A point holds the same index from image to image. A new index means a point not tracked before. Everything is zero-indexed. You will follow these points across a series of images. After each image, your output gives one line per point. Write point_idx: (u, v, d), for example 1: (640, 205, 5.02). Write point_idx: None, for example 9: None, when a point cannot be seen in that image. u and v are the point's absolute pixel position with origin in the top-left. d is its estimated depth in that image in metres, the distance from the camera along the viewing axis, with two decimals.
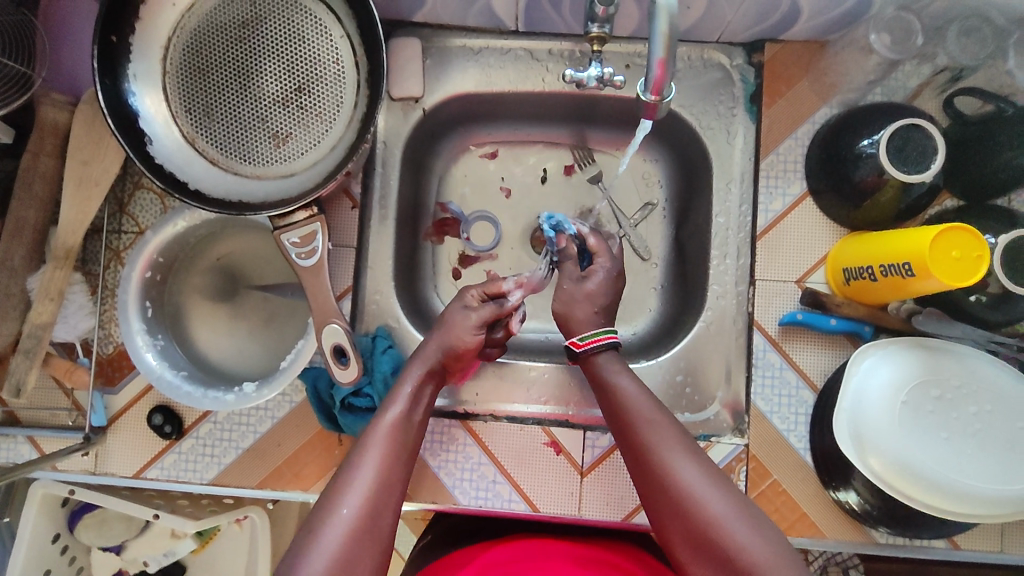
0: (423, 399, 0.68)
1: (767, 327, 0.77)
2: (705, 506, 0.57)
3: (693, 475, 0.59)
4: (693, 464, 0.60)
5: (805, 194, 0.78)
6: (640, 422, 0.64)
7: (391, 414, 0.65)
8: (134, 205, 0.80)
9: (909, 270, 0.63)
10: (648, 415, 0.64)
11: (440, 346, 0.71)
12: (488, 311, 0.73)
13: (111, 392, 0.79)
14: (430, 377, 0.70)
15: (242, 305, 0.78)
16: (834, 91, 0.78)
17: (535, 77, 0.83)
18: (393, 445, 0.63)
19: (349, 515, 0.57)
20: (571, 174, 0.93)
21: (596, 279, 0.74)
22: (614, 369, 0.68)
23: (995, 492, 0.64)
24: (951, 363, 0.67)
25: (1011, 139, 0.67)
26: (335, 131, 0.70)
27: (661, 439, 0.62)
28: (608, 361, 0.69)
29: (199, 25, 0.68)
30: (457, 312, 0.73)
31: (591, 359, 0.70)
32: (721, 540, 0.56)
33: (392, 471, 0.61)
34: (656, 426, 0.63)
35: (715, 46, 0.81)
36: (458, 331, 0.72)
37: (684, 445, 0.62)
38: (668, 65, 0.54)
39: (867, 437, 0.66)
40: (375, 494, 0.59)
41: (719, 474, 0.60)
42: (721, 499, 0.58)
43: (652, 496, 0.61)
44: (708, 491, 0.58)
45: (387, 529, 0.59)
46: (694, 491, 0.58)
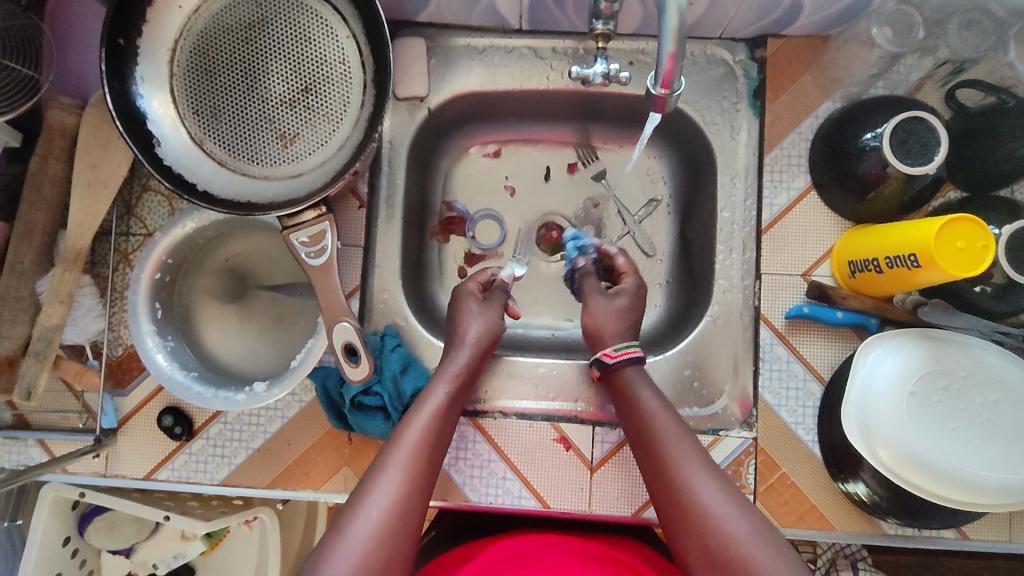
0: (457, 401, 0.69)
1: (773, 321, 0.77)
2: (726, 526, 0.56)
3: (715, 494, 0.58)
4: (716, 483, 0.59)
5: (809, 187, 0.79)
6: (666, 439, 0.63)
7: (424, 413, 0.65)
8: (142, 207, 0.81)
9: (915, 262, 0.63)
10: (674, 433, 0.63)
11: (473, 344, 0.72)
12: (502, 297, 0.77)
13: (121, 394, 0.80)
14: (464, 377, 0.70)
15: (250, 306, 0.78)
16: (837, 85, 0.78)
17: (539, 75, 0.84)
18: (424, 444, 0.63)
19: (378, 516, 0.57)
20: (575, 172, 0.94)
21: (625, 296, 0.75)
22: (639, 383, 0.68)
23: (1002, 481, 0.64)
24: (958, 354, 0.68)
25: (1012, 130, 0.68)
26: (341, 131, 0.71)
27: (685, 457, 0.61)
28: (634, 376, 0.69)
29: (206, 27, 0.68)
30: (472, 303, 0.76)
31: (615, 372, 0.70)
32: (742, 562, 0.54)
33: (423, 473, 0.61)
34: (681, 446, 0.62)
35: (718, 41, 0.82)
36: (490, 321, 0.74)
37: (706, 466, 0.61)
38: (677, 59, 0.55)
39: (875, 428, 0.67)
40: (405, 496, 0.59)
41: (742, 498, 0.59)
42: (743, 520, 0.57)
43: (671, 513, 0.60)
44: (730, 511, 0.57)
45: (415, 532, 0.59)
46: (716, 510, 0.57)
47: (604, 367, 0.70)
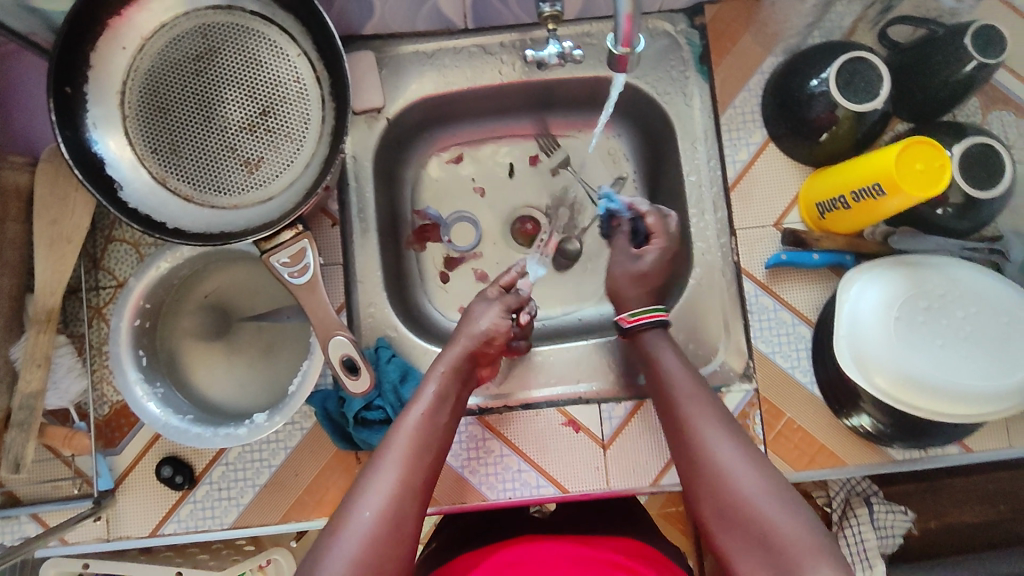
0: (450, 398, 0.67)
1: (754, 273, 0.79)
2: (742, 486, 0.58)
3: (735, 457, 0.60)
4: (735, 445, 0.60)
5: (766, 141, 0.81)
6: (686, 402, 0.65)
7: (414, 415, 0.65)
8: (109, 259, 0.80)
9: (880, 191, 0.65)
10: (692, 395, 0.65)
11: (465, 340, 0.71)
12: (512, 298, 0.75)
13: (113, 453, 0.77)
14: (455, 373, 0.69)
15: (237, 340, 0.77)
16: (777, 40, 0.82)
17: (491, 70, 0.85)
18: (414, 447, 0.62)
19: (369, 517, 0.57)
20: (538, 163, 0.95)
21: (648, 261, 0.75)
22: (660, 347, 0.71)
23: (993, 389, 0.67)
24: (934, 275, 0.70)
25: (945, 57, 0.72)
26: (306, 149, 0.70)
27: (704, 423, 0.63)
28: (653, 339, 0.72)
29: (152, 64, 0.67)
30: (478, 303, 0.75)
31: (637, 335, 0.73)
32: (756, 521, 0.56)
33: (416, 473, 0.60)
34: (702, 414, 0.64)
35: (658, 15, 0.84)
36: (494, 321, 0.72)
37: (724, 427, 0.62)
38: (634, 19, 0.56)
39: (867, 355, 0.69)
40: (396, 495, 0.58)
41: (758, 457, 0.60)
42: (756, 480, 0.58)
43: (687, 473, 0.62)
44: (744, 469, 0.59)
45: (411, 530, 0.58)
46: (730, 472, 0.59)
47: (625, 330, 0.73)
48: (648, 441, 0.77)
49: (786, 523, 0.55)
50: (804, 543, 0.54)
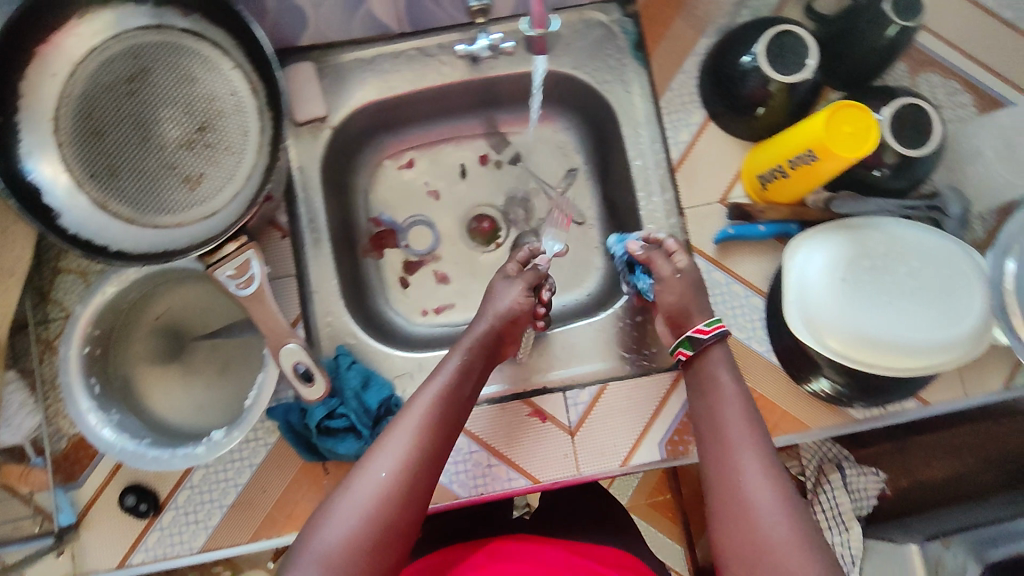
0: (473, 372, 0.71)
1: (705, 250, 0.80)
2: (765, 525, 0.58)
3: (766, 495, 0.60)
4: (769, 484, 0.61)
5: (706, 120, 0.82)
6: (734, 431, 0.65)
7: (437, 385, 0.68)
8: (56, 291, 0.78)
9: (812, 156, 0.67)
10: (741, 427, 0.66)
11: (493, 318, 0.74)
12: (531, 274, 0.79)
13: (74, 488, 0.75)
14: (480, 349, 0.73)
15: (191, 361, 0.76)
16: (708, 21, 0.83)
17: (432, 72, 0.86)
18: (434, 418, 0.65)
19: (384, 478, 0.61)
20: (489, 162, 0.96)
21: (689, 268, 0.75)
22: (722, 368, 0.71)
23: (942, 338, 0.69)
24: (874, 236, 0.73)
25: (867, 24, 0.74)
26: (247, 160, 0.71)
27: (758, 483, 0.61)
28: (717, 354, 0.71)
29: (84, 89, 0.65)
30: (499, 281, 0.79)
31: (705, 350, 0.71)
32: (772, 558, 0.57)
33: (432, 443, 0.64)
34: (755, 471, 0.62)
35: (591, 7, 0.86)
36: (514, 298, 0.76)
37: (765, 463, 0.62)
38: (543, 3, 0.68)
39: (813, 314, 0.71)
40: (410, 461, 0.62)
41: (792, 498, 0.60)
42: (782, 521, 0.58)
43: (718, 504, 0.62)
44: (773, 508, 0.59)
45: (421, 498, 0.62)
46: (756, 508, 0.59)
47: (699, 346, 0.71)
48: (615, 424, 0.77)
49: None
50: None
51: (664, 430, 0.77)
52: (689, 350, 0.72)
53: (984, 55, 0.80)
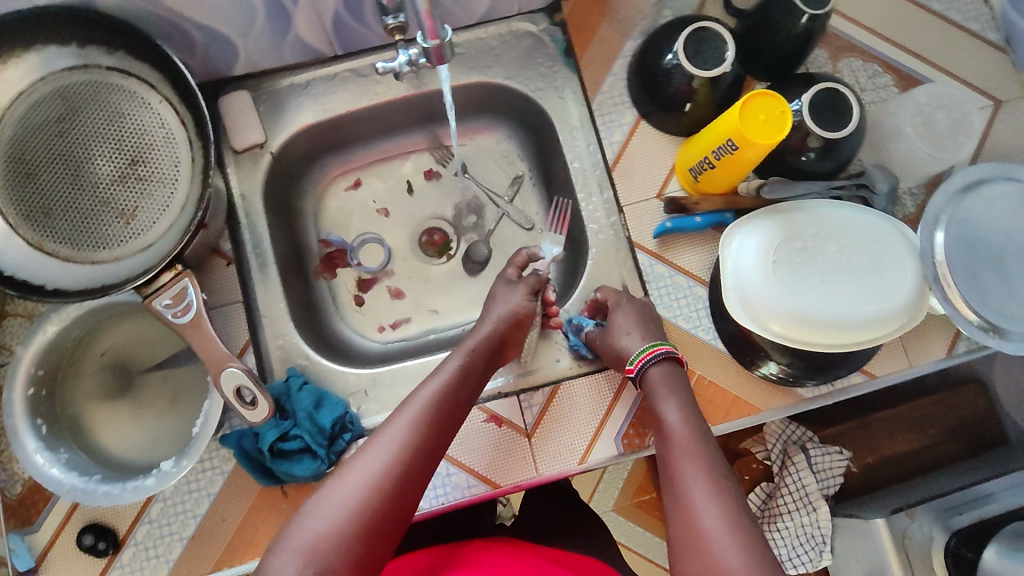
0: (473, 372, 0.71)
1: (646, 245, 0.81)
2: (722, 562, 0.53)
3: (719, 526, 0.55)
4: (722, 514, 0.56)
5: (638, 119, 0.84)
6: (683, 463, 0.61)
7: (435, 382, 0.68)
8: (3, 335, 0.78)
9: (734, 145, 0.69)
10: (690, 457, 0.62)
11: (496, 320, 0.75)
12: (532, 280, 0.80)
13: (32, 532, 0.75)
14: (484, 349, 0.73)
15: (142, 394, 0.76)
16: (632, 24, 0.85)
17: (367, 92, 0.87)
18: (431, 414, 0.65)
19: (376, 468, 0.60)
20: (435, 176, 0.97)
21: (623, 316, 0.75)
22: (663, 395, 0.69)
23: (879, 310, 0.71)
24: (806, 220, 0.74)
25: (781, 14, 0.76)
26: (180, 190, 0.71)
27: (711, 516, 0.56)
28: (658, 377, 0.70)
29: (14, 133, 0.66)
30: (502, 286, 0.80)
31: (647, 376, 0.71)
32: None
33: (427, 441, 0.63)
34: (723, 538, 0.54)
35: (520, 17, 0.88)
36: (517, 301, 0.77)
37: (717, 494, 0.57)
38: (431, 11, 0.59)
39: (751, 296, 0.72)
40: (405, 455, 0.61)
41: (747, 529, 0.55)
42: (736, 554, 0.53)
43: (676, 542, 0.57)
44: (728, 541, 0.54)
45: (410, 496, 0.61)
46: (710, 542, 0.54)
47: (637, 377, 0.72)
48: (571, 423, 0.78)
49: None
50: None
51: (619, 425, 0.77)
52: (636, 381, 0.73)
53: (899, 36, 0.83)
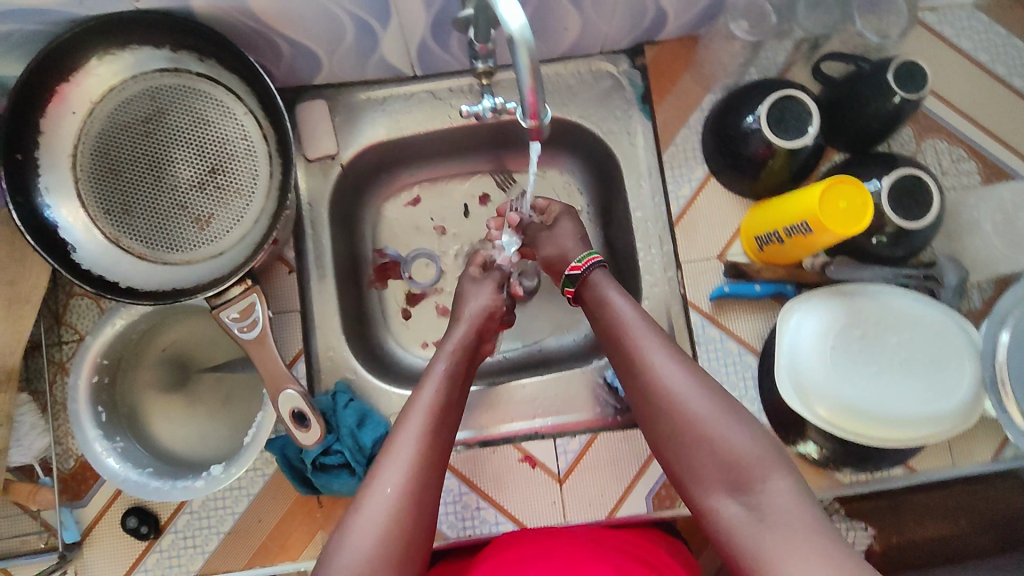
0: (459, 377, 0.73)
1: (701, 305, 0.81)
2: (693, 412, 0.62)
3: (682, 382, 0.64)
4: (682, 372, 0.65)
5: (708, 176, 0.83)
6: (639, 336, 0.69)
7: (427, 395, 0.69)
8: (71, 314, 0.81)
9: (808, 228, 0.68)
10: (642, 329, 0.69)
11: (469, 320, 0.78)
12: (497, 275, 0.84)
13: (80, 506, 0.79)
14: (464, 352, 0.76)
15: (196, 390, 0.79)
16: (714, 79, 0.84)
17: (441, 115, 0.87)
18: (431, 422, 0.67)
19: (392, 494, 0.61)
20: (487, 203, 0.97)
21: (564, 224, 0.82)
22: (608, 287, 0.74)
23: (922, 412, 0.71)
24: (868, 305, 0.74)
25: (871, 91, 0.74)
26: (256, 204, 0.72)
27: (675, 376, 0.64)
28: (601, 276, 0.76)
29: (103, 128, 0.69)
30: (469, 285, 0.83)
31: (587, 279, 0.76)
32: (707, 437, 0.60)
33: (436, 444, 0.66)
34: (688, 390, 0.63)
35: (600, 57, 0.86)
36: (486, 298, 0.80)
37: (673, 357, 0.66)
38: (539, 92, 0.50)
39: (803, 380, 0.72)
40: (417, 469, 0.63)
41: (703, 378, 0.64)
42: (703, 401, 0.62)
43: (646, 406, 0.66)
44: (692, 392, 0.63)
45: (430, 502, 0.63)
46: (680, 398, 0.63)
47: (577, 280, 0.77)
48: (603, 474, 0.80)
49: (778, 482, 0.56)
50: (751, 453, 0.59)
51: (651, 485, 0.79)
52: (573, 288, 0.78)
53: (987, 124, 0.81)
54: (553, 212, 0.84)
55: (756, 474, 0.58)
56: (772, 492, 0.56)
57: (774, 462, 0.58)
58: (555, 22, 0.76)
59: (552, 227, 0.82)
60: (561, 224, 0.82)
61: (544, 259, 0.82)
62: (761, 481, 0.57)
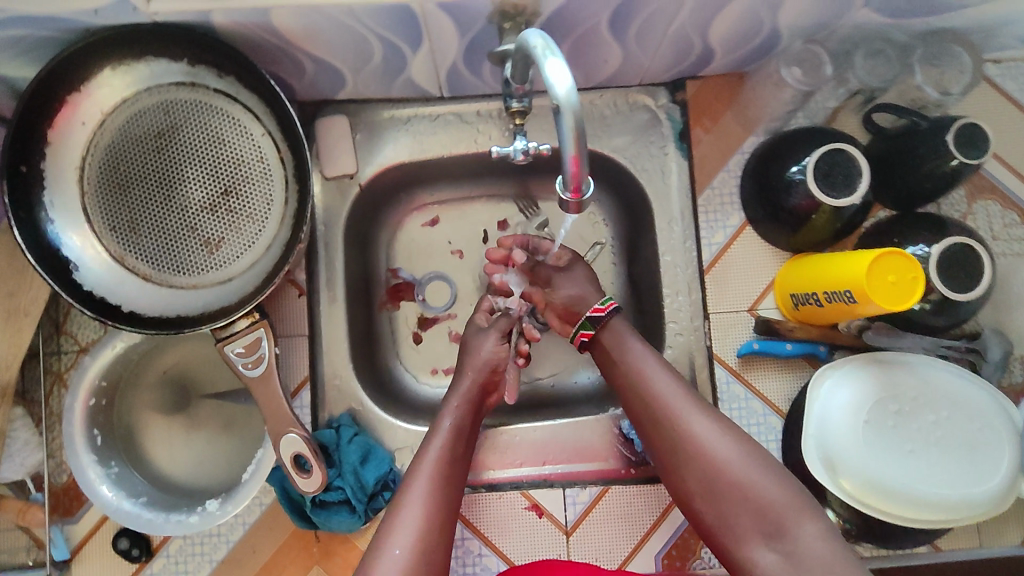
0: (465, 430, 0.72)
1: (727, 360, 0.78)
2: (724, 460, 0.61)
3: (709, 430, 0.63)
4: (708, 419, 0.64)
5: (744, 224, 0.79)
6: (660, 386, 0.67)
7: (433, 450, 0.68)
8: (72, 324, 0.78)
9: (851, 297, 0.64)
10: (661, 376, 0.68)
11: (473, 373, 0.76)
12: (503, 322, 0.80)
13: (71, 523, 0.76)
14: (468, 405, 0.74)
15: (196, 415, 0.76)
16: (759, 121, 0.79)
17: (466, 139, 0.83)
18: (439, 477, 0.66)
19: (401, 555, 0.59)
20: (506, 228, 0.91)
21: (580, 267, 0.79)
22: (626, 335, 0.72)
23: (959, 495, 0.67)
24: (906, 378, 0.70)
25: (928, 149, 0.69)
26: (268, 230, 0.69)
27: (701, 424, 0.63)
28: (620, 324, 0.73)
29: (112, 140, 0.65)
30: (475, 334, 0.80)
31: (608, 326, 0.73)
32: (738, 486, 0.60)
33: (443, 502, 0.65)
34: (716, 437, 0.62)
35: (639, 89, 0.81)
36: (490, 349, 0.77)
37: (696, 405, 0.65)
38: (582, 161, 0.47)
39: (833, 455, 0.69)
40: (425, 530, 0.62)
41: (729, 424, 0.64)
42: (732, 448, 0.62)
43: (671, 454, 0.64)
44: (720, 439, 0.62)
45: (440, 564, 0.61)
46: (708, 446, 0.62)
47: (597, 322, 0.73)
48: (612, 529, 0.77)
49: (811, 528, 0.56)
50: (783, 501, 0.58)
51: (661, 544, 0.77)
52: (591, 330, 0.73)
53: None
54: (562, 255, 0.79)
55: (791, 523, 0.57)
56: (807, 540, 0.55)
57: (808, 510, 0.57)
58: (595, 54, 0.71)
59: (565, 271, 0.79)
60: (574, 269, 0.79)
61: (562, 302, 0.78)
62: (795, 527, 0.56)
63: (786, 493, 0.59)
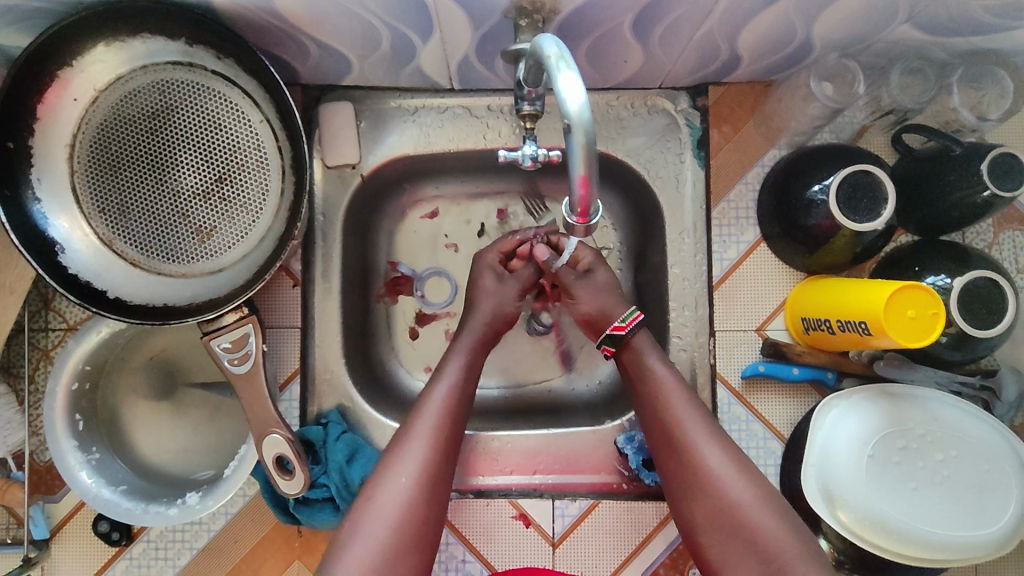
0: (473, 374, 0.71)
1: (730, 379, 0.75)
2: (733, 498, 0.60)
3: (722, 463, 0.61)
4: (723, 452, 0.62)
5: (758, 240, 0.76)
6: (677, 410, 0.65)
7: (441, 387, 0.68)
8: (60, 301, 0.76)
9: (866, 329, 0.61)
10: (680, 399, 0.66)
11: (484, 320, 0.74)
12: (524, 275, 0.77)
13: (52, 502, 0.75)
14: (478, 348, 0.73)
15: (182, 403, 0.75)
16: (782, 134, 0.76)
17: (474, 134, 0.80)
18: (446, 414, 0.66)
19: (405, 484, 0.61)
20: (505, 217, 0.88)
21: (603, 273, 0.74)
22: (649, 352, 0.68)
23: (964, 538, 0.65)
24: (916, 413, 0.67)
25: (959, 176, 0.65)
26: (262, 222, 0.67)
27: (715, 457, 0.62)
28: (644, 341, 0.70)
29: (105, 119, 0.62)
30: (488, 278, 0.76)
31: (631, 344, 0.69)
32: (745, 526, 0.59)
33: (447, 442, 0.65)
34: (727, 472, 0.61)
35: (658, 91, 0.78)
36: (503, 298, 0.75)
37: (711, 434, 0.63)
38: (591, 182, 0.45)
39: (835, 488, 0.66)
40: (430, 463, 0.63)
41: (744, 461, 0.62)
42: (743, 487, 0.60)
43: (681, 484, 0.63)
44: (733, 476, 0.61)
45: (441, 498, 0.63)
46: (718, 481, 0.61)
47: (618, 342, 0.70)
48: (599, 543, 0.75)
49: None
50: (790, 550, 0.57)
51: (648, 563, 0.75)
52: (613, 347, 0.71)
53: None
54: (585, 258, 0.75)
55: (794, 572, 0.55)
56: None
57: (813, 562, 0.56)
58: (616, 54, 0.67)
59: (584, 277, 0.74)
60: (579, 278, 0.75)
61: (581, 314, 0.74)
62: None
63: (791, 541, 0.57)
